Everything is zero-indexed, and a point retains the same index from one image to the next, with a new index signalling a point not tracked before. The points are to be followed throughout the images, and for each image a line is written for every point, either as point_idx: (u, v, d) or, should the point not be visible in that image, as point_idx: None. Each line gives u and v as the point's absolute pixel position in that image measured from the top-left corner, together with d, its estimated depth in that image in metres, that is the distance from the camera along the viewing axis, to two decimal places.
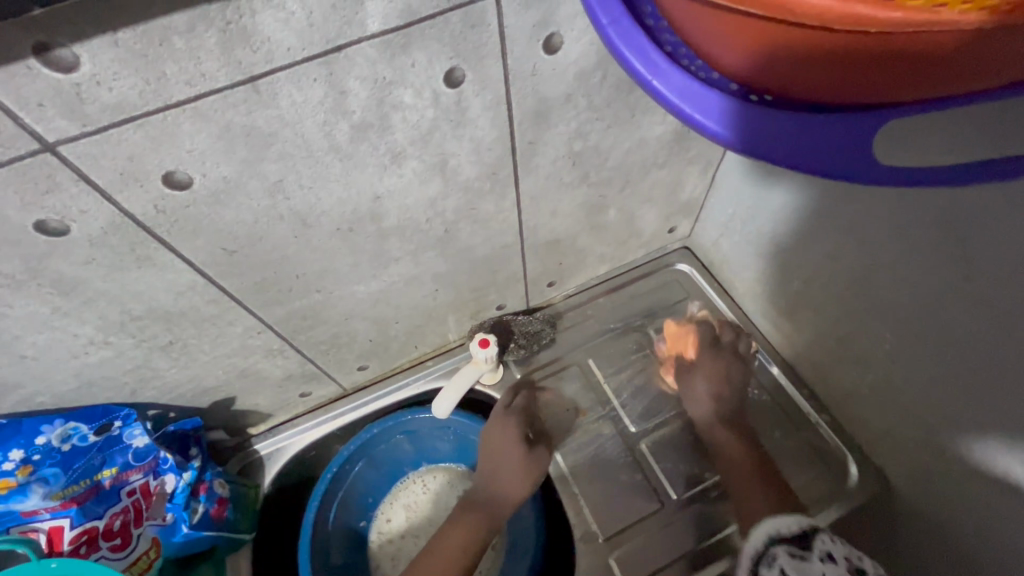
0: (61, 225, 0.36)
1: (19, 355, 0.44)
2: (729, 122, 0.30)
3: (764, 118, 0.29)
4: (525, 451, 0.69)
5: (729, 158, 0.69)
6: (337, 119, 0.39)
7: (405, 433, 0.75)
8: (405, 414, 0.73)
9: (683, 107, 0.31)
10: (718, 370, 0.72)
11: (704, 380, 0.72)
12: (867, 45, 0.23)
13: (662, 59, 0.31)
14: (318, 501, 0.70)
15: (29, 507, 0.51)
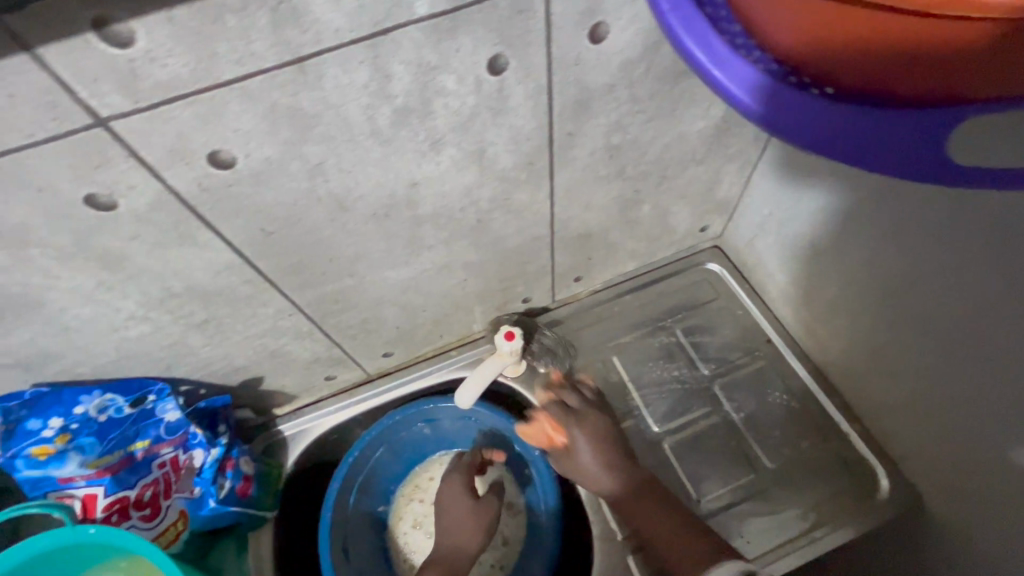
0: (110, 199, 0.36)
1: (63, 327, 0.45)
2: (791, 115, 0.29)
3: (829, 112, 0.28)
4: (474, 502, 0.68)
5: (769, 156, 0.67)
6: (380, 103, 0.39)
7: (425, 421, 0.76)
8: (427, 402, 0.74)
9: (743, 98, 0.29)
10: (597, 438, 0.59)
11: (589, 453, 0.58)
12: (937, 26, 0.22)
13: (723, 47, 0.30)
14: (337, 483, 0.71)
15: (66, 474, 0.53)
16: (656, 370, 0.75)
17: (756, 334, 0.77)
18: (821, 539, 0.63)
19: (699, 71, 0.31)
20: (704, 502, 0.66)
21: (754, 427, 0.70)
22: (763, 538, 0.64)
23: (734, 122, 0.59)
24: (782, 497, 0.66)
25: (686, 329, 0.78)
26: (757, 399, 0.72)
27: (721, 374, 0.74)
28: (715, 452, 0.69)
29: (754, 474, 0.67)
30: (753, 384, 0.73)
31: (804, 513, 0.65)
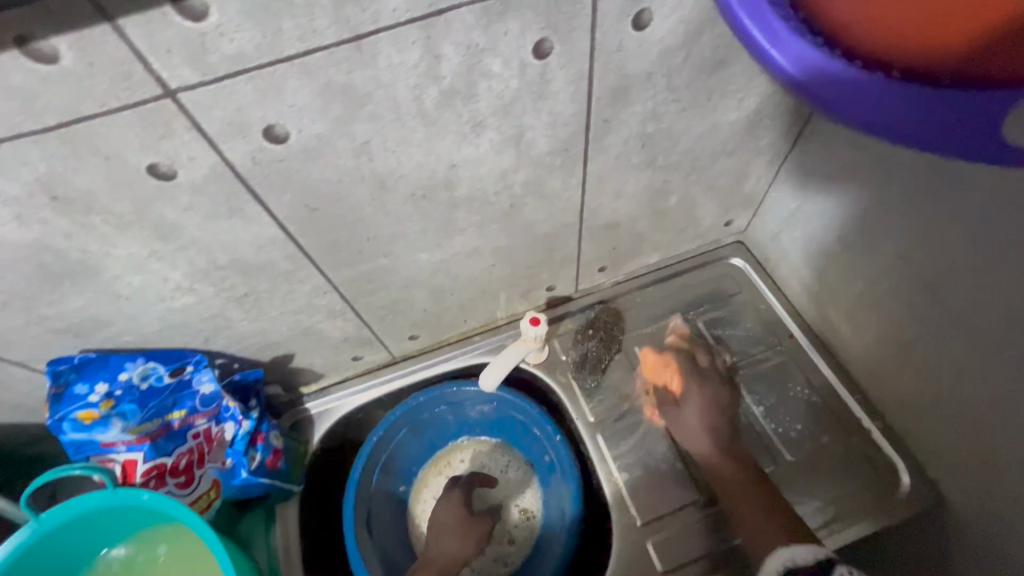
0: (170, 169, 0.38)
1: (115, 294, 0.47)
2: (844, 93, 0.30)
3: (882, 90, 0.29)
4: (467, 514, 0.71)
5: (798, 151, 0.67)
6: (428, 84, 0.40)
7: (449, 403, 0.77)
8: (450, 385, 0.75)
9: (797, 76, 0.31)
10: (707, 400, 0.68)
11: (696, 408, 0.68)
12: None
13: (781, 27, 0.31)
14: (361, 461, 0.72)
15: (108, 438, 0.55)
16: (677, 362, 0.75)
17: (778, 329, 0.77)
18: (839, 532, 0.64)
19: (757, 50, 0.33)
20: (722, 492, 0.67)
21: (775, 420, 0.70)
22: None
23: (766, 115, 0.60)
24: (803, 490, 0.66)
25: (708, 322, 0.78)
26: (778, 393, 0.72)
27: (743, 368, 0.74)
28: (735, 443, 0.69)
29: (774, 467, 0.68)
30: (775, 379, 0.73)
31: (825, 507, 0.65)
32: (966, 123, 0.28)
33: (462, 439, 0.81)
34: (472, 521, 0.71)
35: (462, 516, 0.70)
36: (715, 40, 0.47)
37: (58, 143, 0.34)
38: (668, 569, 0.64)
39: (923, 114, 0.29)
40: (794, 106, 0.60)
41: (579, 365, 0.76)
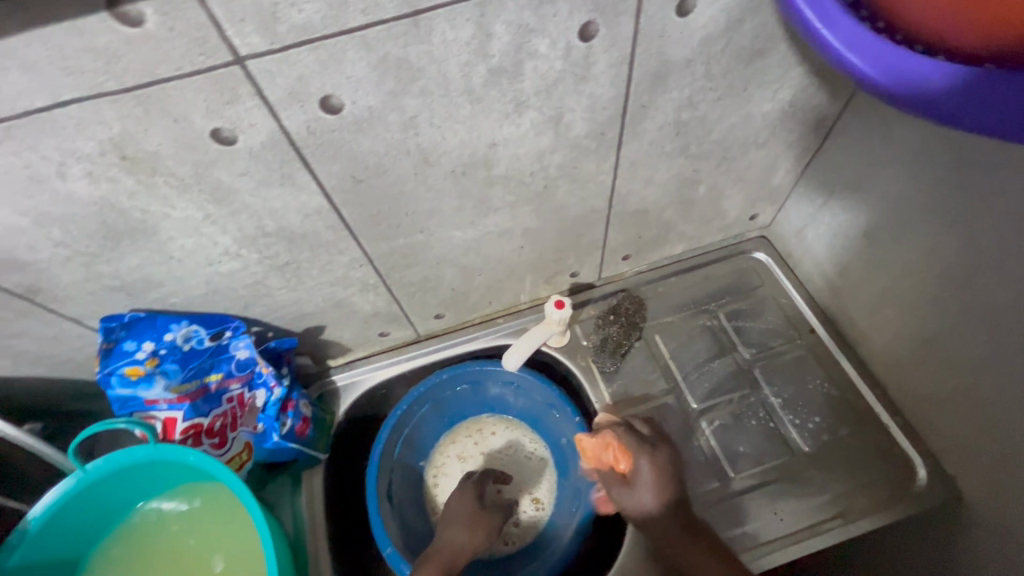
0: (232, 135, 0.40)
1: (168, 255, 0.49)
2: (890, 71, 0.33)
3: (927, 68, 0.32)
4: (478, 508, 0.69)
5: (828, 145, 0.68)
6: (478, 61, 0.41)
7: (471, 383, 0.79)
8: (473, 364, 0.77)
9: (845, 55, 0.34)
10: (660, 468, 0.63)
11: (649, 476, 0.63)
12: None
13: (833, 8, 0.34)
14: (384, 434, 0.74)
15: (152, 396, 0.58)
16: (699, 352, 0.76)
17: (799, 324, 0.78)
18: (853, 523, 0.64)
19: (808, 30, 0.35)
20: (738, 479, 0.68)
21: (793, 412, 0.71)
22: (797, 518, 0.65)
23: (800, 107, 0.60)
24: (819, 480, 0.67)
25: (729, 314, 0.79)
26: (796, 385, 0.73)
27: (762, 359, 0.75)
28: (752, 432, 0.70)
29: (790, 457, 0.69)
30: (793, 371, 0.74)
31: (841, 497, 0.66)
32: (1002, 108, 0.30)
33: (487, 418, 0.82)
34: (483, 513, 0.69)
35: (474, 508, 0.69)
36: (755, 28, 0.48)
37: (133, 104, 0.36)
38: None
39: (978, 92, 0.30)
40: (827, 100, 0.61)
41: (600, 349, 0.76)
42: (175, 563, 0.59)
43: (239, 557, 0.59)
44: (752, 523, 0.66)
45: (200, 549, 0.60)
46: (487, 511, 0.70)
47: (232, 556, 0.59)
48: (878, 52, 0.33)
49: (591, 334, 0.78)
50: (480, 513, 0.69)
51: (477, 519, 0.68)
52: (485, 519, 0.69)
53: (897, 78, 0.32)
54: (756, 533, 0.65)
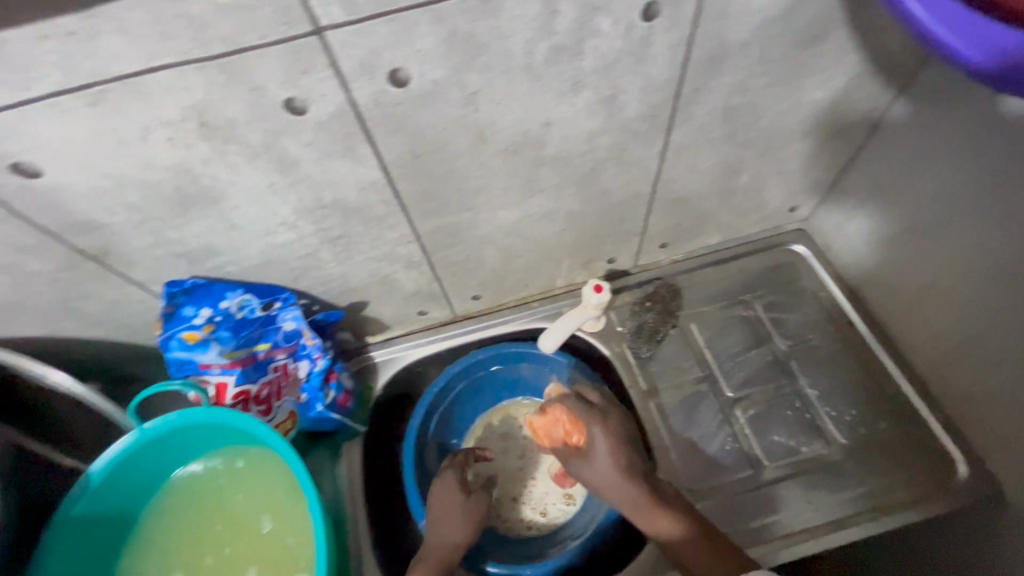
0: (303, 105, 0.41)
1: (230, 224, 0.51)
2: (976, 39, 0.34)
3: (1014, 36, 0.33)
4: (464, 499, 0.65)
5: (876, 137, 0.67)
6: (541, 39, 0.42)
7: (504, 364, 0.80)
8: (508, 346, 0.78)
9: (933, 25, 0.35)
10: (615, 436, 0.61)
11: (605, 445, 0.60)
12: None
13: None
14: (419, 411, 0.75)
15: (206, 360, 0.60)
16: (734, 342, 0.76)
17: (837, 318, 0.77)
18: (890, 518, 0.63)
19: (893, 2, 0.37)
20: (772, 467, 0.68)
21: (828, 405, 0.71)
22: (832, 509, 0.65)
23: (852, 95, 0.60)
24: (854, 473, 0.66)
25: (766, 305, 0.79)
26: (832, 378, 0.72)
27: (799, 352, 0.75)
28: (786, 422, 0.70)
29: (826, 448, 0.68)
30: (830, 364, 0.74)
31: (878, 492, 0.65)
32: None
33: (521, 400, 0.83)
34: (470, 503, 0.65)
35: (461, 499, 0.65)
36: (816, 12, 0.48)
37: (217, 72, 0.37)
38: None
39: None
40: (880, 88, 0.60)
41: (635, 334, 0.78)
42: (225, 520, 0.62)
43: (287, 517, 0.61)
44: (786, 511, 0.65)
45: (249, 508, 0.62)
46: (476, 499, 0.65)
47: (280, 516, 0.61)
48: (986, 34, 0.34)
49: (625, 321, 0.79)
50: (469, 502, 0.65)
51: (469, 509, 0.64)
52: (475, 507, 0.65)
53: (1009, 63, 0.34)
54: (791, 522, 0.65)
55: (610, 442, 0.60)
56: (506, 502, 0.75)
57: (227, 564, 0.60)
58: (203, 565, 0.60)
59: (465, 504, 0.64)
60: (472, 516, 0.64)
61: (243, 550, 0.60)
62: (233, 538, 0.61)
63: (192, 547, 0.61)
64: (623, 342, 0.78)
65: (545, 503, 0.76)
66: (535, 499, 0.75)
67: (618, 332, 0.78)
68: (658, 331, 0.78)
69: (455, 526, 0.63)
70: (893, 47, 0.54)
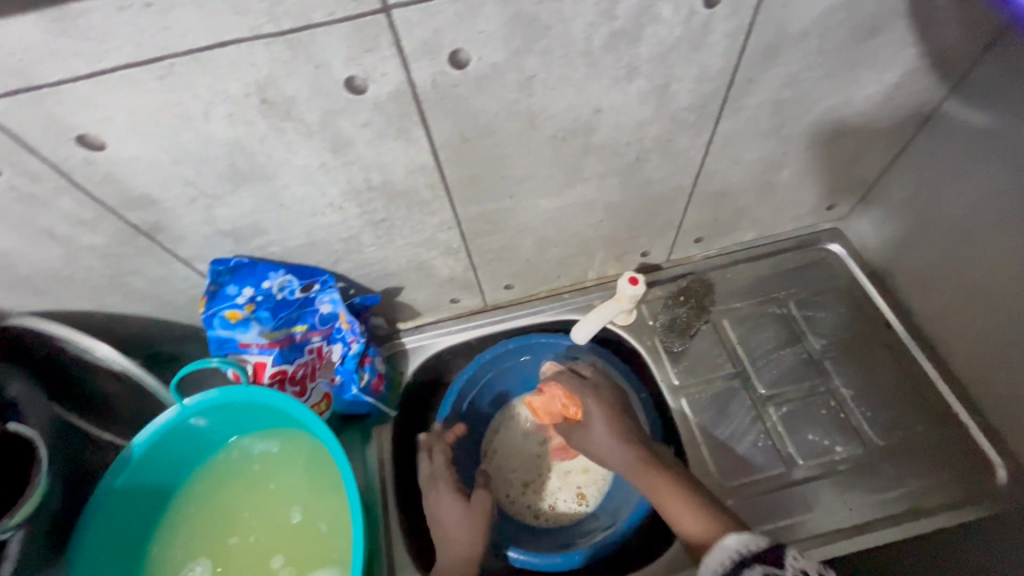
0: (363, 84, 0.42)
1: (279, 204, 0.52)
2: None
3: None
4: (465, 504, 0.64)
5: (924, 135, 0.65)
6: (602, 23, 0.42)
7: (532, 355, 0.79)
8: (538, 336, 0.78)
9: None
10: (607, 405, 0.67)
11: (598, 412, 0.67)
12: None
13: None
14: (449, 402, 0.75)
15: (246, 339, 0.61)
16: (768, 339, 0.76)
17: (874, 318, 0.76)
18: (927, 520, 0.63)
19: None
20: (806, 465, 0.67)
21: (863, 406, 0.70)
22: (867, 509, 0.64)
23: (904, 90, 0.59)
24: (890, 474, 0.66)
25: (800, 304, 0.78)
26: (867, 379, 0.72)
27: (834, 351, 0.74)
28: (820, 421, 0.70)
29: (861, 449, 0.67)
30: (866, 364, 0.73)
31: (915, 494, 0.64)
32: None
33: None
34: (474, 507, 0.64)
35: (462, 505, 0.64)
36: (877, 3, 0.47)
37: (284, 48, 0.38)
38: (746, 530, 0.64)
39: None
40: (932, 85, 0.59)
41: (667, 330, 0.77)
42: (258, 504, 0.62)
43: (321, 502, 0.61)
44: (820, 509, 0.65)
45: (283, 492, 0.62)
46: (477, 500, 0.65)
47: (314, 502, 0.61)
48: None
49: (656, 315, 0.79)
50: (471, 506, 0.64)
51: (475, 514, 0.64)
52: (478, 508, 0.64)
53: None
54: (825, 521, 0.64)
55: (603, 409, 0.67)
56: (516, 494, 0.75)
57: (257, 549, 0.60)
58: (234, 548, 0.60)
59: (467, 510, 0.64)
60: (480, 516, 0.64)
61: (274, 534, 0.60)
62: (265, 522, 0.61)
63: (223, 530, 0.61)
64: (654, 336, 0.78)
65: (557, 497, 0.75)
66: (548, 491, 0.75)
67: (649, 326, 0.78)
68: (689, 326, 0.76)
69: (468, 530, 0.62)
70: (951, 41, 0.53)
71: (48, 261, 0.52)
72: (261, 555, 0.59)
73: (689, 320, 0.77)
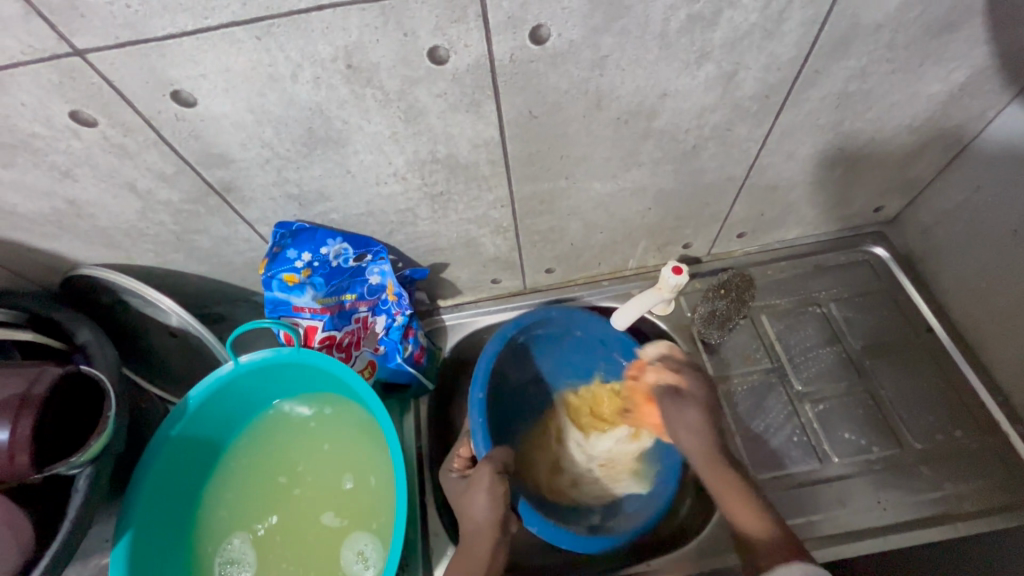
0: (445, 55, 0.43)
1: (345, 170, 0.53)
2: None
3: None
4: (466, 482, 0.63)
5: (985, 139, 0.65)
6: (681, 5, 0.43)
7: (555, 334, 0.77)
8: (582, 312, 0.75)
9: None
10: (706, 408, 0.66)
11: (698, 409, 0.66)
12: None
13: None
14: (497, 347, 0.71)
15: (300, 303, 0.63)
16: (808, 338, 0.76)
17: (915, 322, 0.76)
18: (964, 526, 0.62)
19: None
20: (840, 463, 0.67)
21: (900, 409, 0.70)
22: (901, 509, 0.64)
23: (969, 92, 0.58)
24: (927, 477, 0.66)
25: (840, 304, 0.77)
26: (906, 382, 0.71)
27: (873, 353, 0.74)
28: (857, 421, 0.70)
29: (898, 450, 0.67)
30: (905, 367, 0.72)
31: (951, 499, 0.64)
32: None
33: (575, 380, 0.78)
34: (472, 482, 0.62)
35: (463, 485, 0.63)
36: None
37: (377, 14, 0.39)
38: None
39: None
40: (999, 87, 0.58)
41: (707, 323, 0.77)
42: (308, 462, 0.65)
43: (365, 466, 0.64)
44: (853, 507, 0.65)
45: (334, 454, 0.65)
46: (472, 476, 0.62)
47: (363, 465, 0.64)
48: None
49: (694, 307, 0.79)
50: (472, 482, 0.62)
51: (478, 487, 0.61)
52: (479, 480, 0.62)
53: None
54: (857, 519, 0.64)
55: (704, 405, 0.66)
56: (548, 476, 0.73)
57: (304, 505, 0.63)
58: (281, 504, 0.63)
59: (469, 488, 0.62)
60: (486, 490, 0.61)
61: (323, 492, 0.63)
62: (315, 480, 0.64)
63: (273, 488, 0.64)
64: (692, 327, 0.78)
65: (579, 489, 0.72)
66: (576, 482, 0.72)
67: (686, 318, 0.79)
68: (732, 320, 0.76)
69: (479, 504, 0.60)
70: None
71: (123, 214, 0.54)
72: (311, 510, 0.63)
73: (733, 316, 0.76)
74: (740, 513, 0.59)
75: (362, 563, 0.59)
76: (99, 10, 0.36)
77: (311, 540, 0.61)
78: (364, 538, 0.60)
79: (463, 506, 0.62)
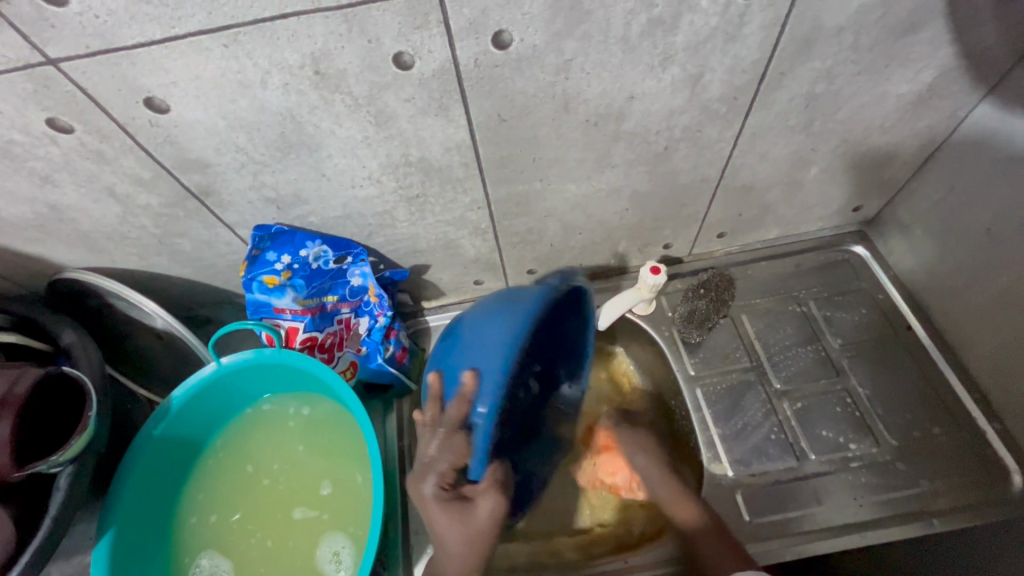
0: (410, 60, 0.44)
1: (321, 174, 0.54)
2: None
3: None
4: (458, 515, 0.52)
5: (958, 138, 0.65)
6: (641, 10, 0.44)
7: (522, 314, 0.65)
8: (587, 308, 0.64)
9: None
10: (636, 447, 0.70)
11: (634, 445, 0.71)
12: None
13: None
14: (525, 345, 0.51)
15: (281, 304, 0.64)
16: (787, 337, 0.76)
17: (895, 320, 0.76)
18: (940, 523, 0.63)
19: None
20: (817, 460, 0.68)
21: (878, 407, 0.70)
22: (878, 506, 0.64)
23: (937, 92, 0.59)
24: (905, 473, 0.66)
25: (820, 303, 0.78)
26: (885, 380, 0.72)
27: (852, 350, 0.74)
28: (835, 418, 0.70)
29: (875, 447, 0.68)
30: (885, 367, 0.73)
31: (927, 496, 0.64)
32: None
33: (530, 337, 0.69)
34: (470, 521, 0.52)
35: (456, 517, 0.52)
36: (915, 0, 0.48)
37: (341, 22, 0.40)
38: (756, 519, 0.65)
39: None
40: (968, 86, 0.59)
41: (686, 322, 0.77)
42: (288, 460, 0.66)
43: (342, 468, 0.65)
44: (830, 504, 0.65)
45: (311, 456, 0.66)
46: (472, 510, 0.52)
47: (340, 467, 0.65)
48: None
49: (674, 306, 0.80)
50: (466, 518, 0.52)
51: (473, 524, 0.52)
52: (476, 519, 0.52)
53: None
54: (834, 515, 0.64)
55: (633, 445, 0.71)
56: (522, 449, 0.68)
57: (280, 508, 0.64)
58: (258, 506, 0.64)
59: (463, 520, 0.52)
60: (477, 526, 0.52)
61: (301, 494, 0.64)
62: (292, 482, 0.65)
63: (251, 488, 0.65)
64: (672, 326, 0.79)
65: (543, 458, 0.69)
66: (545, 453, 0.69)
67: (666, 317, 0.80)
68: (709, 321, 0.76)
69: (465, 538, 0.52)
70: (990, 42, 0.53)
71: (103, 218, 0.56)
72: (287, 513, 0.63)
73: (711, 317, 0.76)
74: (680, 514, 0.64)
75: (338, 564, 0.60)
76: (69, 20, 0.37)
77: (286, 544, 0.62)
78: (341, 537, 0.61)
79: (444, 533, 0.52)
